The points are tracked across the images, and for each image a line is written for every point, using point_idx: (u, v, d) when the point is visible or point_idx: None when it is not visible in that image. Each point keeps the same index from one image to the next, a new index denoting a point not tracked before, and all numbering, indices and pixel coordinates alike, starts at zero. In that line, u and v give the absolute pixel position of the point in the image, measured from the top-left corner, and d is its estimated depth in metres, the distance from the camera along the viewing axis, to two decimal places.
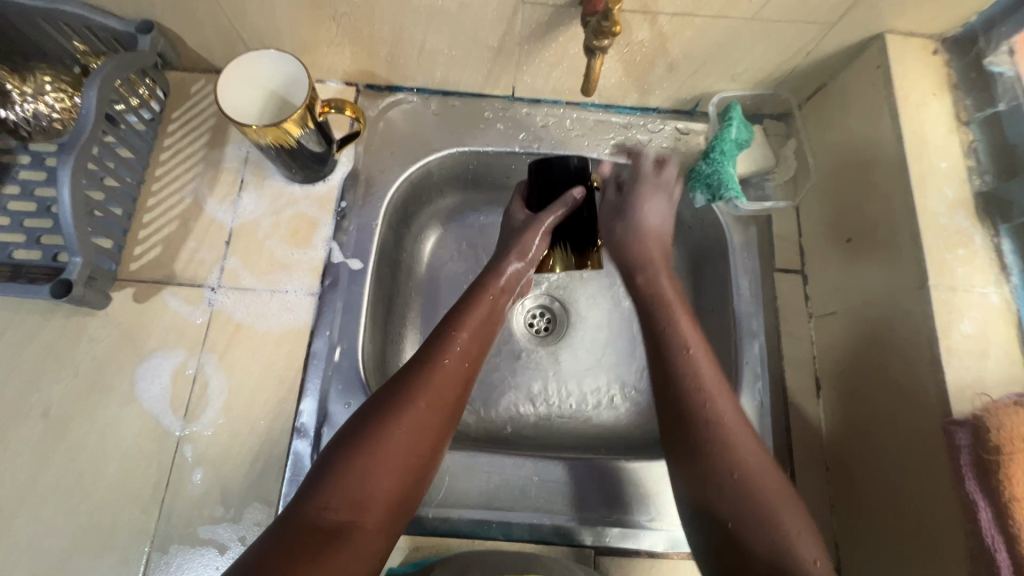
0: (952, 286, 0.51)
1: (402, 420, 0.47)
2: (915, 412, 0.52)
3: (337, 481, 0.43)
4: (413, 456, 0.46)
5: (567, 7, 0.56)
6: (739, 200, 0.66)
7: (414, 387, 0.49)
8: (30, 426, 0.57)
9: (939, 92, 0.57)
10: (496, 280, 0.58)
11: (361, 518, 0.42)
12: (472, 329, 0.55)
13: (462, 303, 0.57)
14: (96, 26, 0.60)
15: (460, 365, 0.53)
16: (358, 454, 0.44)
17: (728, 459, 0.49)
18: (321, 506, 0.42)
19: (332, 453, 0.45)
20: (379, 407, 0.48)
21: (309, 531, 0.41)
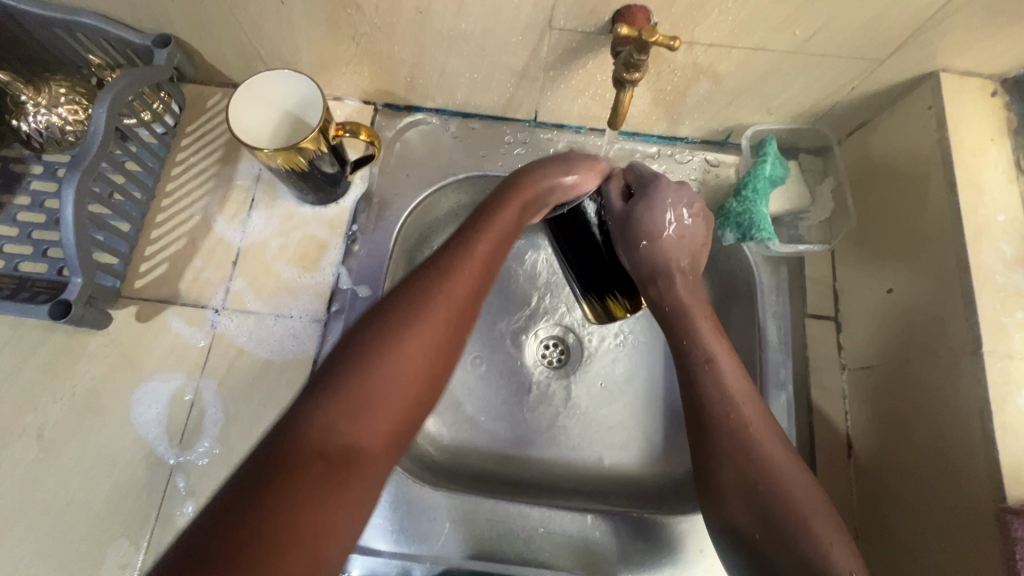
0: (1009, 353, 0.47)
1: (411, 331, 0.41)
2: (961, 489, 0.48)
3: (336, 394, 0.38)
4: (422, 380, 0.41)
5: (598, 34, 0.53)
6: (771, 241, 0.61)
7: (426, 298, 0.43)
8: (22, 447, 0.55)
9: (997, 138, 0.54)
10: (519, 191, 0.50)
11: (368, 443, 0.37)
12: (490, 241, 0.48)
13: (481, 216, 0.50)
14: (112, 38, 0.59)
15: (478, 271, 0.46)
16: (360, 368, 0.39)
17: (747, 464, 0.46)
18: (322, 427, 0.36)
19: (330, 370, 0.39)
20: (377, 323, 0.41)
21: (310, 459, 0.35)
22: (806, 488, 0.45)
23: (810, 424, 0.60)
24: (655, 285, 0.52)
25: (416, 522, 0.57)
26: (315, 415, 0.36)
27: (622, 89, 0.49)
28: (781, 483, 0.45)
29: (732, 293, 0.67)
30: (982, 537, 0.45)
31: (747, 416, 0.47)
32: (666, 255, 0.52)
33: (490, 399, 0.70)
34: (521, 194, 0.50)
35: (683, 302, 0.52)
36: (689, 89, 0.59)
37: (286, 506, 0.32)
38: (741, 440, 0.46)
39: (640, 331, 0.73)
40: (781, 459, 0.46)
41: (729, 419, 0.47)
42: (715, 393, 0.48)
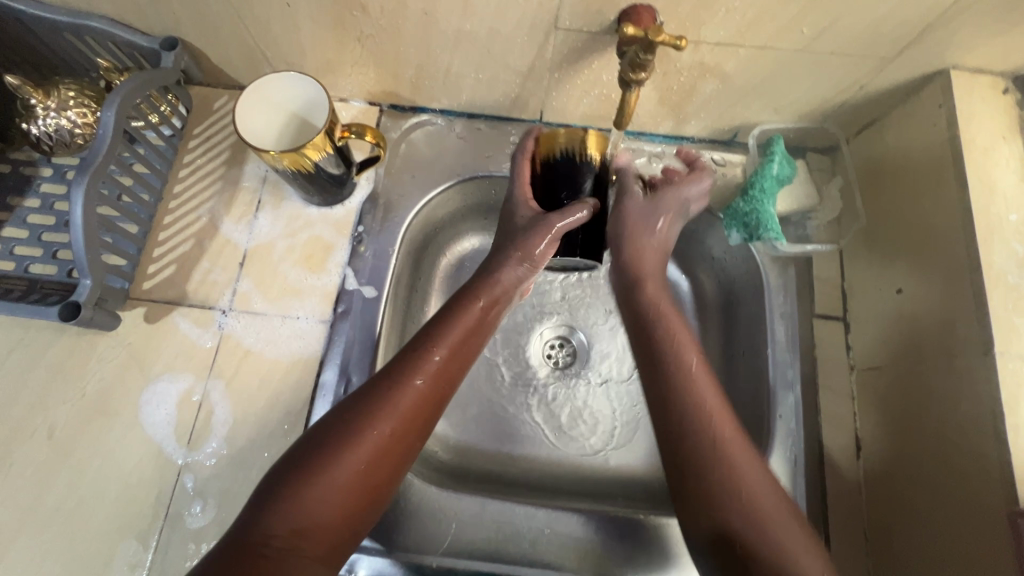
0: (1022, 354, 0.46)
1: (365, 441, 0.45)
2: (973, 492, 0.47)
3: (284, 506, 0.41)
4: (368, 483, 0.44)
5: (603, 34, 0.52)
6: (778, 241, 0.61)
7: (383, 402, 0.47)
8: (33, 448, 0.56)
9: (1009, 136, 0.53)
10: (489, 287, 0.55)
11: (305, 544, 0.41)
12: (451, 345, 0.51)
13: (446, 312, 0.54)
14: (120, 41, 0.59)
15: (434, 373, 0.49)
16: (306, 482, 0.42)
17: (725, 479, 0.45)
18: (266, 533, 0.40)
19: (292, 462, 0.43)
20: (344, 423, 0.45)
21: (252, 559, 0.39)
22: (780, 510, 0.44)
23: (818, 425, 0.60)
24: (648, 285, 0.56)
25: (422, 524, 0.57)
26: (263, 517, 0.40)
27: (628, 89, 0.49)
28: (750, 490, 0.44)
29: (740, 293, 0.67)
30: (996, 540, 0.45)
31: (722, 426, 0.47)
32: (647, 262, 0.57)
33: (494, 400, 0.70)
34: (489, 293, 0.55)
35: (660, 308, 0.55)
36: (695, 88, 0.59)
37: None
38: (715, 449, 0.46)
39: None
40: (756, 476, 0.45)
41: (710, 436, 0.46)
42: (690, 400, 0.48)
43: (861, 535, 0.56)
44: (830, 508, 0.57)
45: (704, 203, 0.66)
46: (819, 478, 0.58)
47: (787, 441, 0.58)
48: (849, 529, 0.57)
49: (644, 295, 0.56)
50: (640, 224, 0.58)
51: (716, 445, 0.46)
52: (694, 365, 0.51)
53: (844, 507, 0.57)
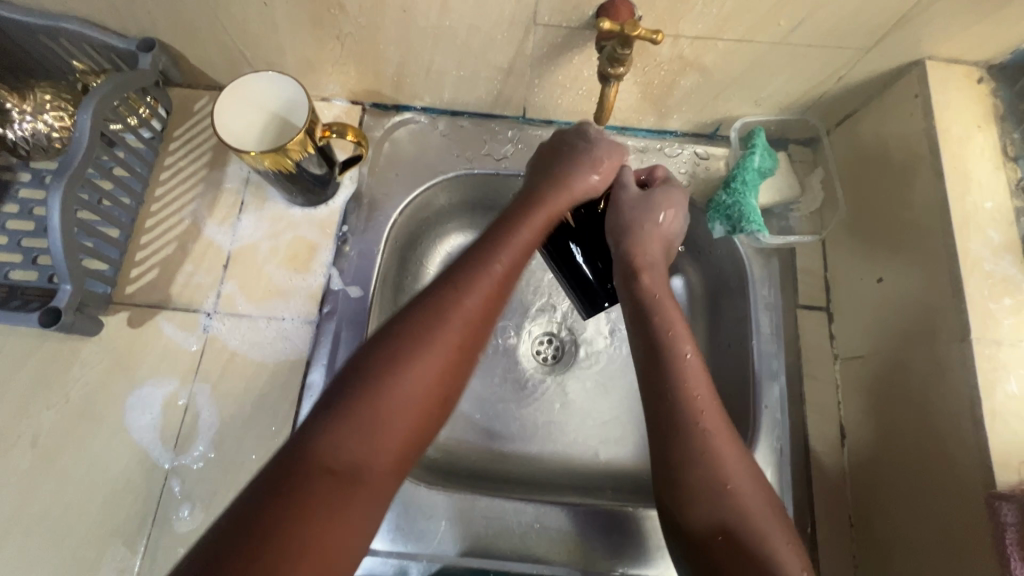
0: (997, 340, 0.47)
1: (434, 349, 0.40)
2: (952, 477, 0.48)
3: (344, 419, 0.36)
4: (433, 392, 0.39)
5: (582, 29, 0.53)
6: (761, 234, 0.61)
7: (449, 304, 0.42)
8: (17, 455, 0.55)
9: (984, 125, 0.54)
10: (558, 193, 0.52)
11: (372, 461, 0.36)
12: (515, 250, 0.47)
13: (510, 216, 0.50)
14: (96, 44, 0.59)
15: (496, 279, 0.45)
16: (367, 390, 0.37)
17: (715, 472, 0.45)
18: (326, 448, 0.35)
19: (344, 380, 0.38)
20: (405, 329, 0.40)
21: (307, 474, 0.33)
22: (754, 492, 0.45)
23: (803, 414, 0.60)
24: (647, 274, 0.54)
25: (412, 521, 0.57)
26: (325, 429, 0.35)
27: (608, 84, 0.49)
28: (735, 489, 0.44)
29: (725, 285, 0.67)
30: (975, 523, 0.46)
31: (708, 422, 0.47)
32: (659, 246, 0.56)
33: (484, 395, 0.70)
34: (548, 205, 0.51)
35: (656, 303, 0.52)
36: (675, 82, 0.59)
37: (271, 542, 0.30)
38: (706, 443, 0.46)
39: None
40: (738, 463, 0.45)
41: (714, 469, 0.45)
42: (684, 398, 0.47)
43: (845, 522, 0.57)
44: (814, 495, 0.58)
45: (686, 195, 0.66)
46: (803, 465, 0.59)
47: (772, 430, 0.58)
48: (833, 517, 0.57)
49: (640, 289, 0.53)
50: (643, 213, 0.56)
51: (716, 461, 0.45)
52: (691, 373, 0.49)
53: (828, 495, 0.58)
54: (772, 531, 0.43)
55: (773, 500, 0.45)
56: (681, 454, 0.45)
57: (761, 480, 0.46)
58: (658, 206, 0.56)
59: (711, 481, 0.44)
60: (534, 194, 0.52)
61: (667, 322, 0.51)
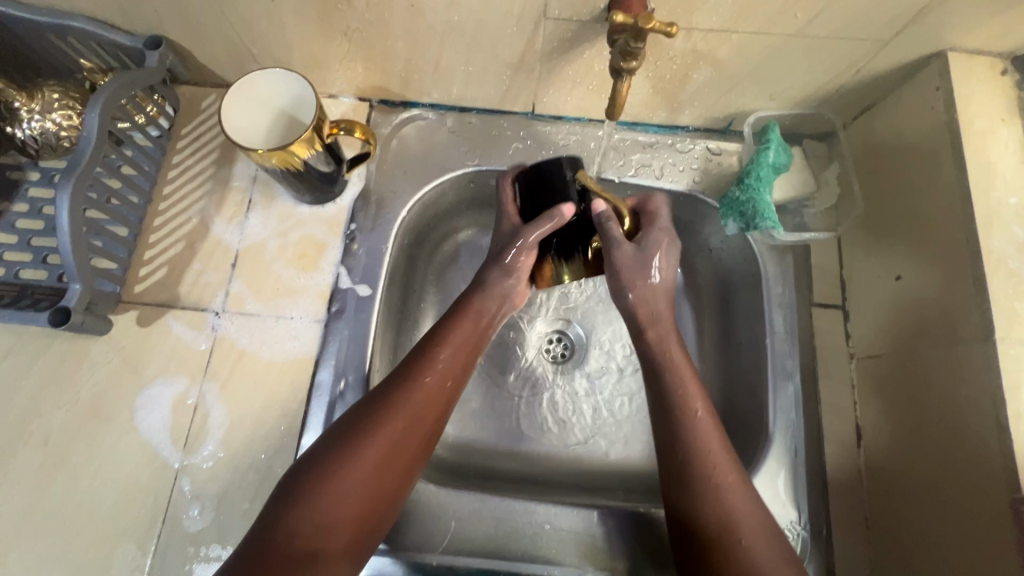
0: (1022, 340, 0.46)
1: (376, 442, 0.46)
2: (974, 480, 0.47)
3: (302, 506, 0.42)
4: (382, 479, 0.46)
5: (593, 22, 0.51)
6: (775, 231, 0.60)
7: (391, 406, 0.47)
8: (29, 454, 0.55)
9: (1008, 119, 0.52)
10: (477, 298, 0.55)
11: (327, 544, 0.42)
12: (453, 348, 0.52)
13: (449, 318, 0.54)
14: (103, 42, 0.59)
15: (439, 376, 0.50)
16: (323, 481, 0.43)
17: (719, 509, 0.46)
18: (285, 538, 0.41)
19: (307, 467, 0.45)
20: (346, 433, 0.46)
21: (276, 561, 0.40)
22: (759, 522, 0.46)
23: (819, 415, 0.59)
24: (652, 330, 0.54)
25: (422, 521, 0.57)
26: (282, 522, 0.42)
27: (620, 78, 0.48)
28: (721, 487, 0.47)
29: (737, 283, 0.66)
30: (998, 528, 0.44)
31: (713, 458, 0.48)
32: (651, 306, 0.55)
33: (493, 394, 0.69)
34: (476, 306, 0.54)
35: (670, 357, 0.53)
36: (688, 76, 0.58)
37: None
38: (708, 481, 0.47)
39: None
40: (745, 501, 0.46)
41: (719, 510, 0.46)
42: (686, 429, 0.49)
43: (861, 525, 0.56)
44: (830, 497, 0.57)
45: (699, 192, 0.65)
46: (818, 466, 0.58)
47: (787, 431, 0.57)
48: (849, 519, 0.56)
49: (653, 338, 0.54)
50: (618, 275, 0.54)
51: (722, 496, 0.46)
52: (700, 412, 0.50)
53: (844, 496, 0.57)
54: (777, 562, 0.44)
55: (777, 530, 0.46)
56: (682, 478, 0.48)
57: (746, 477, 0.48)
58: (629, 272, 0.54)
59: (720, 521, 0.45)
60: (467, 294, 0.56)
61: (678, 363, 0.52)
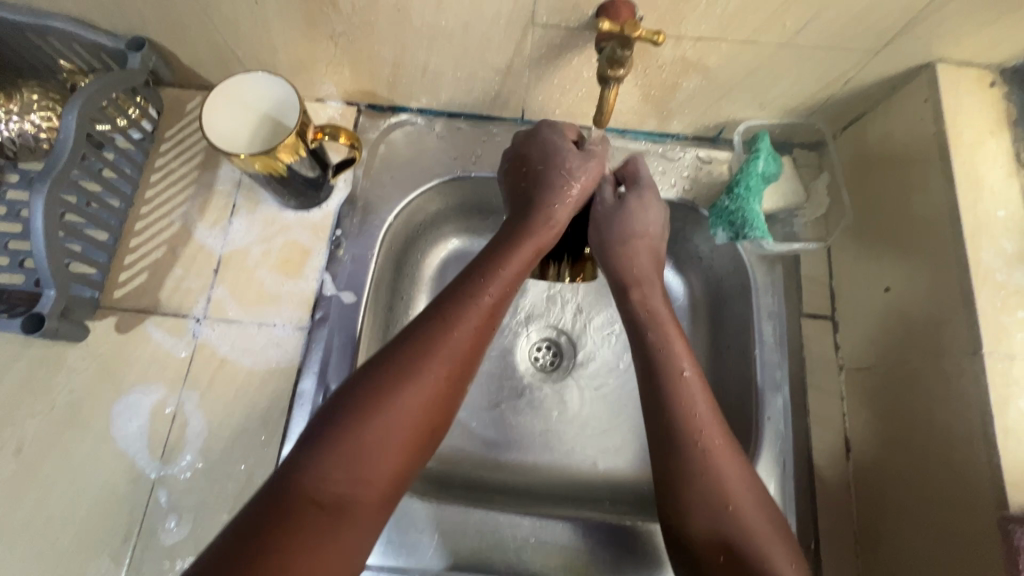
0: (1010, 354, 0.46)
1: (416, 386, 0.43)
2: (961, 495, 0.46)
3: (336, 452, 0.39)
4: (422, 427, 0.43)
5: (582, 29, 0.51)
6: (764, 240, 0.60)
7: (433, 346, 0.44)
8: (0, 464, 0.54)
9: (996, 130, 0.52)
10: (534, 218, 0.52)
11: (363, 492, 0.39)
12: (504, 285, 0.49)
13: (500, 240, 0.52)
14: (85, 43, 0.58)
15: (483, 317, 0.47)
16: (358, 425, 0.40)
17: (688, 433, 0.46)
18: (319, 478, 0.38)
19: (339, 410, 0.41)
20: (387, 368, 0.43)
21: (306, 507, 0.37)
22: (735, 464, 0.46)
23: (807, 427, 0.59)
24: (638, 290, 0.53)
25: (404, 535, 0.56)
26: (313, 460, 0.39)
27: (608, 86, 0.48)
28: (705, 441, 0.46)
29: (727, 292, 0.66)
30: (986, 545, 0.44)
31: (690, 389, 0.48)
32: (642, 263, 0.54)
33: (479, 402, 0.68)
34: (541, 236, 0.51)
35: (654, 315, 0.52)
36: (678, 85, 0.58)
37: (283, 557, 0.35)
38: (681, 411, 0.47)
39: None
40: (712, 427, 0.47)
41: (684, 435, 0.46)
42: (667, 365, 0.49)
43: (850, 539, 0.56)
44: (818, 511, 0.56)
45: (689, 200, 0.65)
46: (807, 479, 0.57)
47: (776, 443, 0.57)
48: (837, 533, 0.56)
49: (639, 300, 0.53)
50: (630, 224, 0.54)
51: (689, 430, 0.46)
52: (733, 484, 0.45)
53: (833, 510, 0.56)
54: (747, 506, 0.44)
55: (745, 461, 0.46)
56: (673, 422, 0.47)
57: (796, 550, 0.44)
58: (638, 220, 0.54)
59: (688, 444, 0.46)
60: (518, 226, 0.52)
61: (690, 397, 0.48)
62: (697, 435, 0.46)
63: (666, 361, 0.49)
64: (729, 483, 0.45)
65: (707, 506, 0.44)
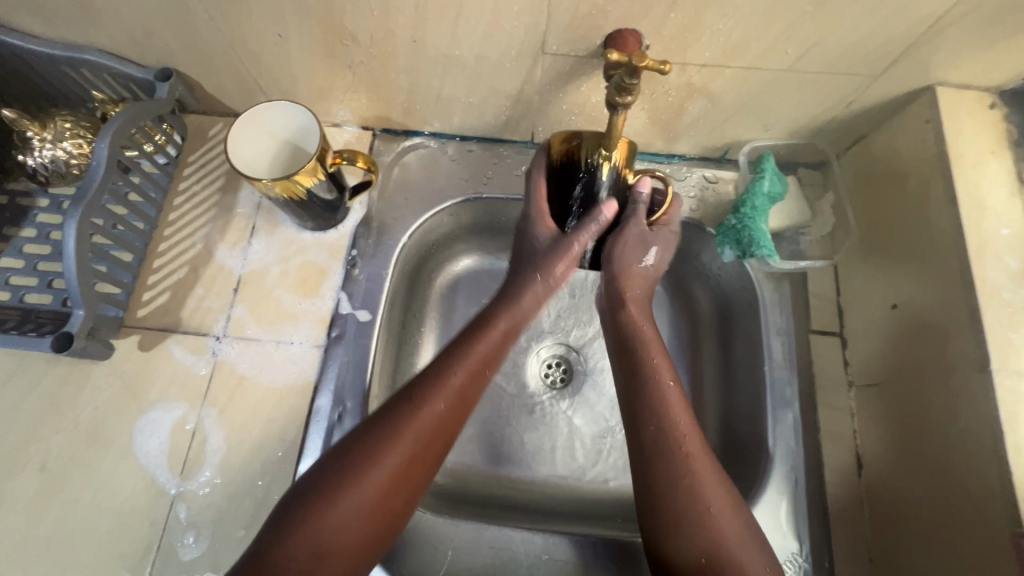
0: (1018, 371, 0.46)
1: (382, 469, 0.44)
2: (974, 513, 0.47)
3: (302, 527, 0.41)
4: (388, 503, 0.44)
5: (590, 58, 0.53)
6: (771, 258, 0.61)
7: (398, 429, 0.45)
8: (25, 479, 0.55)
9: (997, 151, 0.53)
10: (511, 308, 0.53)
11: (325, 564, 0.41)
12: (468, 369, 0.49)
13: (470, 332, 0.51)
14: (116, 74, 0.61)
15: (454, 398, 0.47)
16: (326, 505, 0.42)
17: (685, 486, 0.46)
18: (285, 554, 0.40)
19: (309, 488, 0.43)
20: (349, 458, 0.44)
21: None
22: (726, 506, 0.46)
23: (818, 444, 0.59)
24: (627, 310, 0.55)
25: (417, 550, 0.56)
26: (281, 539, 0.41)
27: (616, 112, 0.49)
28: (696, 478, 0.46)
29: (735, 309, 0.67)
30: (1001, 563, 0.44)
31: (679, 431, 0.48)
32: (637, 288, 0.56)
33: (491, 419, 0.69)
34: (511, 315, 0.53)
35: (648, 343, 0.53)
36: (684, 108, 0.59)
37: None
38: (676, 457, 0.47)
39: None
40: (706, 467, 0.47)
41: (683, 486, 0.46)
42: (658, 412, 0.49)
43: (863, 555, 0.56)
44: (831, 528, 0.56)
45: (696, 219, 0.66)
46: (820, 497, 0.57)
47: (788, 460, 0.57)
48: (851, 550, 0.56)
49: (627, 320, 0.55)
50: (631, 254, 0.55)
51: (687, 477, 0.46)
52: (708, 485, 0.46)
53: (846, 527, 0.56)
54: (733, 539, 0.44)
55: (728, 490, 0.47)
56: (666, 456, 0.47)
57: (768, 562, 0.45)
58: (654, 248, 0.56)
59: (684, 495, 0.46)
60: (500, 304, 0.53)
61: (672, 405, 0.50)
62: (690, 479, 0.46)
63: (647, 370, 0.52)
64: (727, 535, 0.45)
65: (682, 505, 0.45)
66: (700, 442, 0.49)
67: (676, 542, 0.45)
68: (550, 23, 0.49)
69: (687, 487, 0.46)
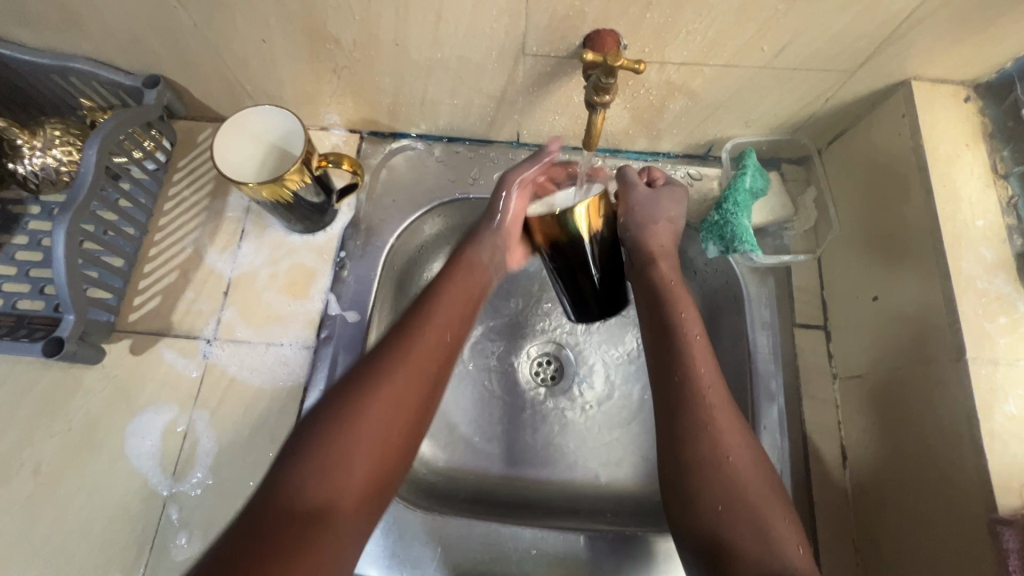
0: (994, 359, 0.47)
1: (382, 395, 0.45)
2: (952, 499, 0.47)
3: (311, 465, 0.41)
4: (391, 433, 0.45)
5: (569, 58, 0.54)
6: (754, 253, 0.61)
7: (393, 363, 0.47)
8: (19, 483, 0.56)
9: (972, 143, 0.54)
10: (470, 262, 0.58)
11: (336, 503, 0.41)
12: (448, 309, 0.53)
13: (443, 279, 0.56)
14: (104, 81, 0.61)
15: (439, 337, 0.51)
16: (330, 438, 0.43)
17: (712, 443, 0.47)
18: (292, 491, 0.40)
19: (311, 427, 0.44)
20: (352, 391, 0.45)
21: (279, 518, 0.39)
22: (756, 472, 0.47)
23: (803, 435, 0.59)
24: (665, 261, 0.57)
25: (408, 547, 0.57)
26: (285, 480, 0.41)
27: (594, 111, 0.50)
28: (716, 430, 0.47)
29: (721, 304, 0.67)
30: (979, 548, 0.44)
31: (703, 382, 0.50)
32: (661, 243, 0.58)
33: (483, 417, 0.70)
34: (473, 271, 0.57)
35: (668, 284, 0.56)
36: (665, 107, 0.60)
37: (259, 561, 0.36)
38: (703, 411, 0.48)
39: (623, 329, 0.74)
40: (730, 430, 0.48)
41: (714, 447, 0.47)
42: (687, 368, 0.50)
43: (849, 545, 0.56)
44: (816, 519, 0.57)
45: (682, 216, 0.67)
46: (805, 489, 0.57)
47: (773, 452, 0.58)
48: (836, 541, 0.56)
49: (659, 275, 0.56)
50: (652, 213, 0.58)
51: (716, 438, 0.47)
52: (729, 434, 0.47)
53: (831, 517, 0.57)
54: (765, 503, 0.45)
55: (764, 468, 0.47)
56: (703, 416, 0.48)
57: (791, 510, 0.46)
58: (661, 215, 0.58)
59: (713, 456, 0.47)
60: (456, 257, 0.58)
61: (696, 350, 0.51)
62: (717, 440, 0.47)
63: (678, 325, 0.53)
64: (762, 503, 0.45)
65: (710, 463, 0.47)
66: (718, 386, 0.50)
67: (705, 497, 0.46)
68: (529, 25, 0.50)
69: (708, 443, 0.47)
